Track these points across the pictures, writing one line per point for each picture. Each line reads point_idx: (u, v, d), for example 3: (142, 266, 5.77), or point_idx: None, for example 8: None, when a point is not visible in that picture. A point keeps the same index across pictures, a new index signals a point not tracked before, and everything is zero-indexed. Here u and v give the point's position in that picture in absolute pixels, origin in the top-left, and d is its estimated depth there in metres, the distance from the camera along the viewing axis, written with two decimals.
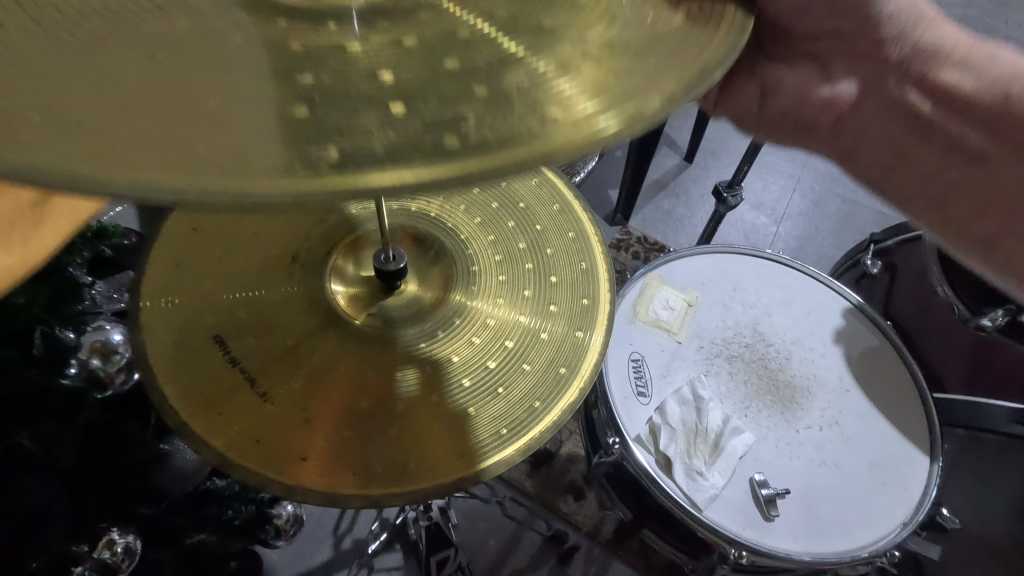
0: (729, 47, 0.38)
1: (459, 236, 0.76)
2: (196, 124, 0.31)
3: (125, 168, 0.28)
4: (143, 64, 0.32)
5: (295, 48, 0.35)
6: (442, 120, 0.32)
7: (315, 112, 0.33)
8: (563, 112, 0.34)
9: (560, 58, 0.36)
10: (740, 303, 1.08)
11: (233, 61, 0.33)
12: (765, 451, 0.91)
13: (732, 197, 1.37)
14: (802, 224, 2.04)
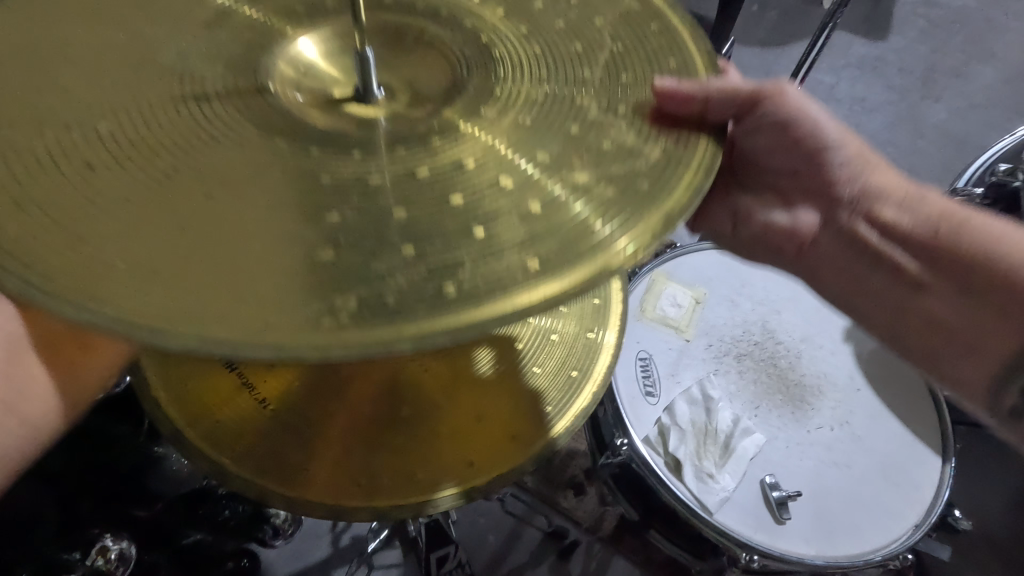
0: (702, 181, 0.44)
1: None
2: (235, 273, 0.35)
3: (170, 316, 0.33)
4: (174, 215, 0.37)
5: (327, 181, 0.40)
6: (449, 262, 0.37)
7: (345, 251, 0.37)
8: (576, 257, 0.39)
9: (559, 190, 0.41)
10: (749, 299, 1.06)
11: (256, 216, 0.38)
12: (776, 451, 0.89)
13: None
14: None
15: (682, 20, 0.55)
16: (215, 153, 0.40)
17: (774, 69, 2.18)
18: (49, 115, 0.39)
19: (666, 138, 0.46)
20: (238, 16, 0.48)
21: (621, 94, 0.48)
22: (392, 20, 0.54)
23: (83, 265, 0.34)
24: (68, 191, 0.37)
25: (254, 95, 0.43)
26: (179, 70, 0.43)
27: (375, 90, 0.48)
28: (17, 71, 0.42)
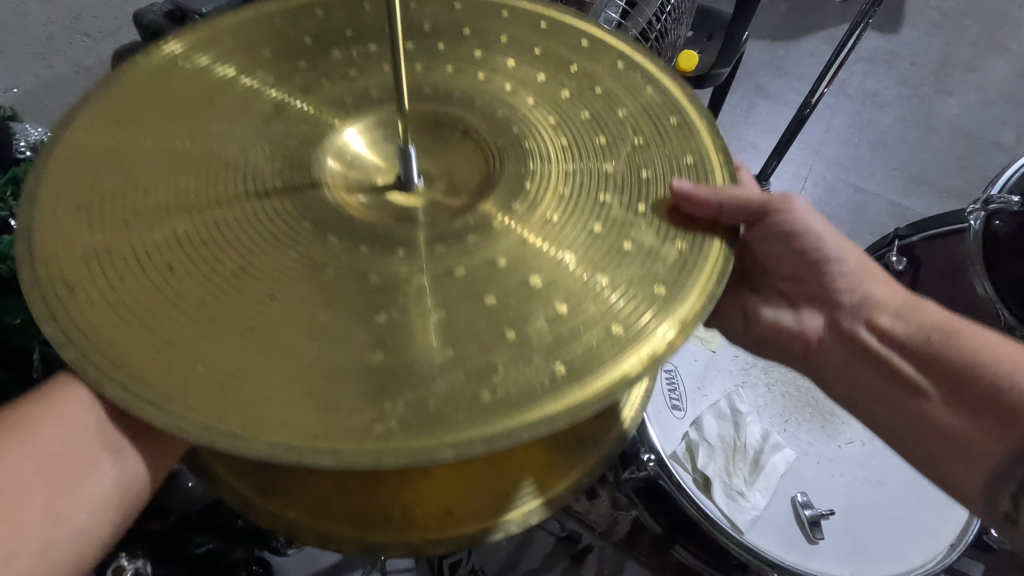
0: (713, 287, 0.43)
1: None
2: (271, 381, 0.36)
3: (208, 431, 0.34)
4: (221, 318, 0.38)
5: (373, 281, 0.40)
6: (485, 365, 0.38)
7: (392, 356, 0.37)
8: (617, 362, 0.39)
9: (586, 289, 0.42)
10: None
11: (296, 316, 0.38)
12: (807, 468, 0.87)
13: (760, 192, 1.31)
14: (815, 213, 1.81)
15: (702, 111, 0.54)
16: (277, 254, 0.40)
17: (785, 64, 2.13)
18: (108, 212, 0.41)
19: (687, 236, 0.46)
20: (291, 110, 0.48)
21: (647, 189, 0.48)
22: (427, 108, 0.52)
23: (166, 368, 0.36)
24: (132, 295, 0.38)
25: (295, 193, 0.43)
26: (227, 163, 0.44)
27: (415, 179, 0.49)
28: (73, 162, 0.43)
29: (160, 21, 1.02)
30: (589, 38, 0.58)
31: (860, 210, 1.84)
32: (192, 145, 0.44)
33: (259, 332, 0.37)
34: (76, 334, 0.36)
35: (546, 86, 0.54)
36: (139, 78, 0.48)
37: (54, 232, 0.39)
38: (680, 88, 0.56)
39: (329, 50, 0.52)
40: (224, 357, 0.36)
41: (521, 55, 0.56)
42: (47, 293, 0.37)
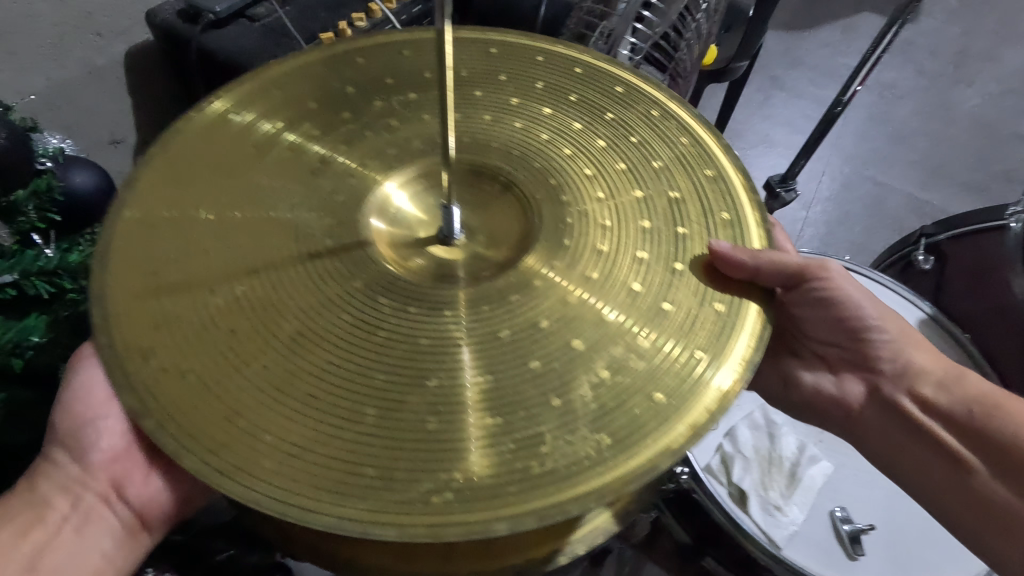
0: (753, 349, 0.47)
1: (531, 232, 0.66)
2: (345, 444, 0.40)
3: (300, 490, 0.39)
4: (297, 380, 0.43)
5: (424, 343, 0.45)
6: (529, 436, 0.42)
7: (446, 422, 0.42)
8: (653, 430, 0.42)
9: (626, 354, 0.46)
10: None
11: (361, 377, 0.43)
12: (844, 481, 0.84)
13: (785, 192, 1.24)
14: (831, 210, 1.73)
15: (733, 162, 0.58)
16: (331, 321, 0.45)
17: (800, 55, 2.07)
18: (196, 276, 0.46)
19: (722, 297, 0.50)
20: (336, 164, 0.53)
21: (681, 248, 0.52)
22: (472, 158, 0.57)
23: (231, 437, 0.40)
24: (217, 361, 0.43)
25: (355, 252, 0.49)
26: (295, 227, 0.49)
27: (455, 233, 0.54)
28: (165, 227, 0.48)
29: (174, 22, 0.99)
30: (623, 84, 0.63)
31: (878, 206, 1.74)
32: (257, 207, 0.50)
33: (318, 399, 0.42)
34: (154, 403, 0.41)
35: (581, 136, 0.58)
36: (213, 134, 0.54)
37: (129, 297, 0.45)
38: (711, 138, 0.59)
39: (371, 99, 0.58)
40: (290, 426, 0.41)
41: (558, 106, 0.60)
42: (127, 364, 0.42)
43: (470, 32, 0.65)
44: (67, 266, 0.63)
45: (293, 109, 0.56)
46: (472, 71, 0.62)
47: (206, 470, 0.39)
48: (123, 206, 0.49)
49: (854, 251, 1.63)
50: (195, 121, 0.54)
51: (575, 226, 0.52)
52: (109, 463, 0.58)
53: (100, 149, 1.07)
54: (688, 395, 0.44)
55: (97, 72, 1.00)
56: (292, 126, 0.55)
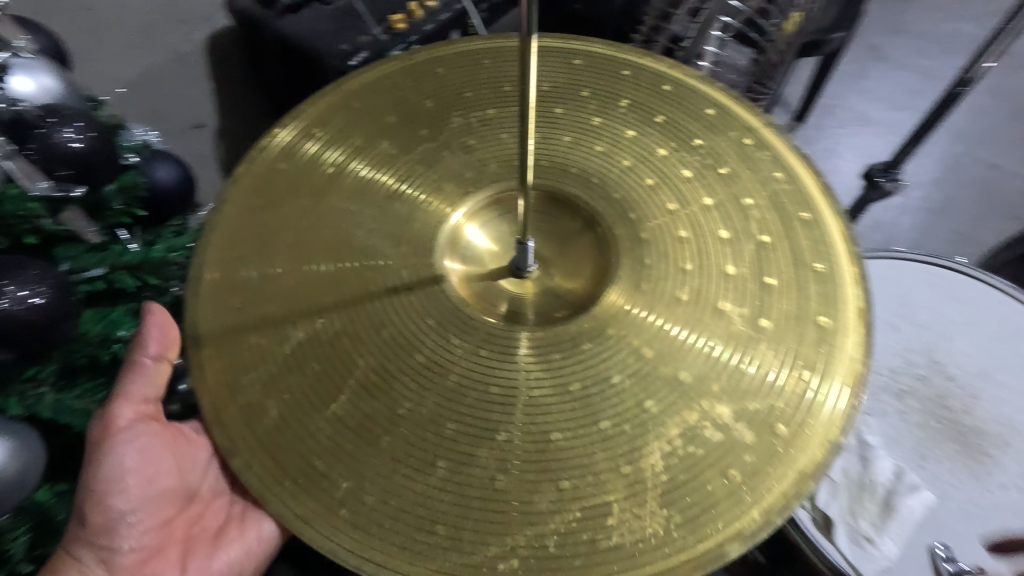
0: (840, 431, 0.41)
1: (611, 194, 0.54)
2: (416, 500, 0.38)
3: (374, 545, 0.37)
4: (369, 424, 0.41)
5: (495, 392, 0.43)
6: (597, 506, 0.38)
7: (516, 482, 0.39)
8: (729, 506, 0.38)
9: (703, 418, 0.41)
10: (910, 324, 0.86)
11: (430, 427, 0.41)
12: (951, 515, 0.71)
13: (888, 182, 1.10)
14: (935, 197, 1.49)
15: (836, 210, 0.51)
16: (405, 363, 0.44)
17: (906, 20, 1.83)
18: (264, 308, 0.46)
19: (811, 364, 0.44)
20: (411, 191, 0.52)
21: (767, 302, 0.47)
22: (548, 185, 0.55)
23: (308, 479, 0.39)
24: (289, 401, 0.42)
25: (429, 288, 0.48)
26: (371, 256, 0.49)
27: (530, 264, 0.52)
28: (237, 252, 0.48)
29: (252, 8, 1.00)
30: (714, 105, 0.59)
31: (991, 193, 1.50)
32: (333, 245, 0.49)
33: (391, 447, 0.40)
34: (240, 440, 0.41)
35: (664, 163, 0.55)
36: (299, 142, 0.54)
37: (217, 326, 0.45)
38: (810, 176, 0.53)
39: (448, 116, 0.57)
40: (360, 473, 0.39)
41: (642, 129, 0.57)
42: (213, 395, 0.42)
43: (556, 42, 0.63)
44: (150, 262, 0.65)
45: (372, 122, 0.56)
46: (555, 83, 0.61)
47: (284, 514, 0.38)
48: (203, 232, 0.49)
49: (957, 243, 1.43)
50: (276, 139, 0.54)
51: (651, 270, 0.49)
52: (153, 542, 0.51)
53: (184, 133, 1.09)
54: (767, 468, 0.40)
55: (181, 59, 1.05)
56: (371, 143, 0.55)
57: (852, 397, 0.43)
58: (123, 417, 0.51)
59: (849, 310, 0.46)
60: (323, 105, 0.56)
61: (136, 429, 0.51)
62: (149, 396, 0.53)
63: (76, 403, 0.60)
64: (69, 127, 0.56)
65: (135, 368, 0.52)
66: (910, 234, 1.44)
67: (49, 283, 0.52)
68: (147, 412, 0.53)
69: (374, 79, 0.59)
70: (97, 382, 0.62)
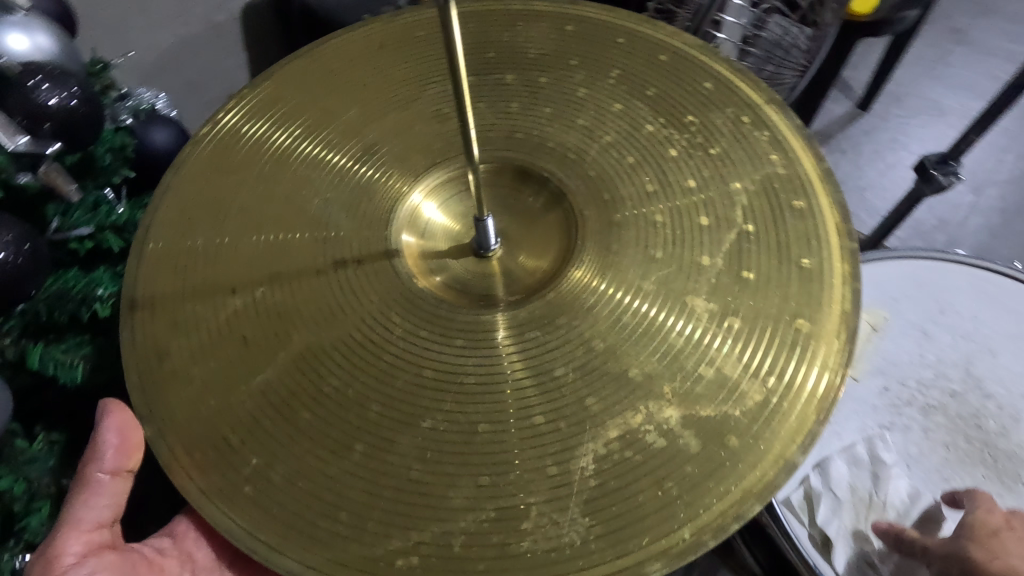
0: (798, 449, 0.37)
1: (586, 173, 0.49)
2: (324, 485, 0.37)
3: (275, 527, 0.36)
4: (291, 400, 0.40)
5: (428, 376, 0.40)
6: (514, 507, 0.36)
7: (433, 474, 0.37)
8: (661, 521, 0.35)
9: (646, 422, 0.37)
10: (946, 333, 0.75)
11: (352, 409, 0.39)
12: None
13: (944, 176, 0.97)
14: (1015, 194, 1.30)
15: (834, 201, 0.45)
16: (340, 339, 0.42)
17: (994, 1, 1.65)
18: (206, 274, 0.45)
19: (779, 367, 0.39)
20: (373, 162, 0.50)
21: (741, 298, 0.42)
22: (519, 160, 0.51)
23: (220, 453, 0.38)
24: (216, 372, 0.41)
25: (377, 263, 0.45)
26: (323, 226, 0.47)
27: (492, 243, 0.49)
28: (189, 215, 0.47)
29: None
30: (713, 79, 0.52)
31: None
32: (284, 214, 0.47)
33: (310, 426, 0.39)
34: (159, 410, 0.40)
35: (650, 140, 0.50)
36: (267, 107, 0.52)
37: (156, 293, 0.44)
38: (810, 161, 0.47)
39: (424, 85, 0.54)
40: (273, 453, 0.38)
41: (630, 102, 0.52)
42: (141, 362, 0.42)
43: (548, 7, 0.58)
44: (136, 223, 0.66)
45: (344, 89, 0.54)
46: (542, 51, 0.56)
47: (190, 489, 0.37)
48: (158, 196, 0.48)
49: None
50: (242, 102, 0.53)
51: (618, 258, 0.45)
52: None
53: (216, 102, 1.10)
54: (710, 481, 0.36)
55: (216, 27, 1.03)
56: (338, 109, 0.53)
57: (817, 411, 0.38)
58: (72, 551, 0.43)
59: (831, 312, 0.41)
60: (296, 71, 0.55)
61: (87, 565, 0.42)
62: (103, 520, 0.44)
63: (61, 356, 0.62)
64: (48, 86, 0.56)
65: (86, 488, 0.44)
66: (978, 236, 1.26)
67: (16, 233, 0.53)
68: (101, 539, 0.44)
69: (353, 43, 0.57)
70: (81, 338, 0.65)
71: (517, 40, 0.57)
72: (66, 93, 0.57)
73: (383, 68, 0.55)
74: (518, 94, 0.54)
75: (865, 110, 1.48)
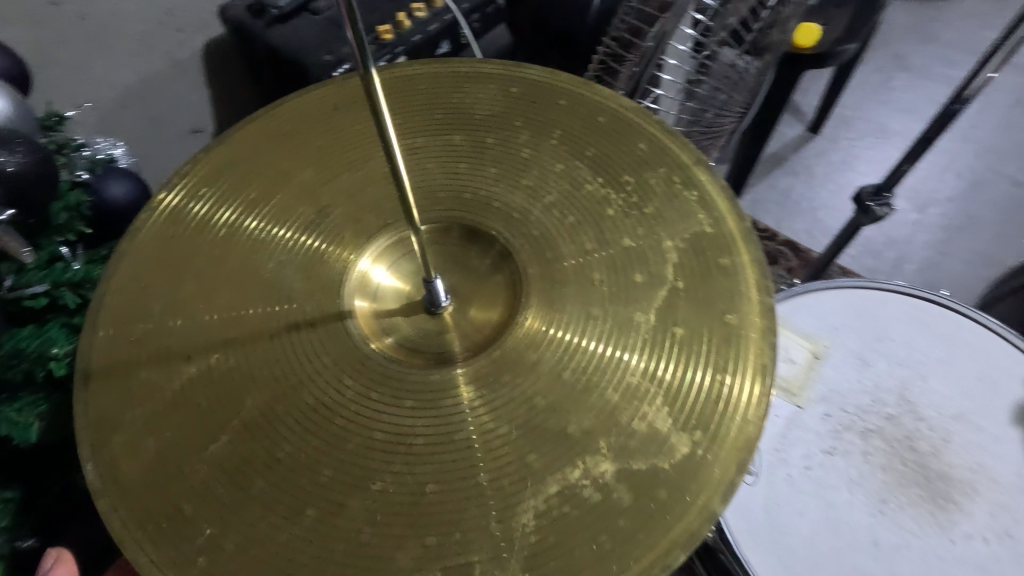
0: (722, 498, 0.40)
1: (531, 232, 0.52)
2: (274, 553, 0.38)
3: None
4: (243, 468, 0.41)
5: (378, 438, 0.42)
6: (460, 566, 0.38)
7: (381, 536, 0.38)
8: (594, 572, 0.37)
9: (581, 477, 0.40)
10: (883, 360, 0.80)
11: (303, 475, 0.41)
12: (905, 564, 0.66)
13: (879, 207, 1.03)
14: (953, 215, 1.38)
15: (757, 258, 0.49)
16: (293, 403, 0.44)
17: (934, 30, 1.75)
18: (160, 342, 0.46)
19: (706, 421, 0.42)
20: (326, 225, 0.52)
21: (671, 353, 0.45)
22: (467, 220, 0.54)
23: (171, 523, 0.39)
24: (169, 441, 0.42)
25: (330, 326, 0.47)
26: (275, 289, 0.48)
27: (441, 300, 0.51)
28: (145, 282, 0.49)
29: (242, 16, 1.00)
30: (648, 139, 0.56)
31: (1017, 211, 1.38)
32: (238, 279, 0.49)
33: (263, 492, 0.40)
34: (110, 479, 0.41)
35: (589, 200, 0.53)
36: (222, 171, 0.54)
37: (110, 361, 0.45)
38: (733, 220, 0.51)
39: (377, 146, 0.57)
40: (223, 522, 0.39)
41: (572, 162, 0.55)
42: (93, 432, 0.42)
43: (496, 68, 0.62)
44: (93, 280, 0.66)
45: (298, 153, 0.56)
46: (490, 111, 0.59)
47: (141, 560, 0.38)
48: (113, 263, 0.50)
49: (976, 264, 1.32)
50: (195, 167, 0.54)
51: (558, 315, 0.47)
52: None
53: (181, 140, 1.10)
54: (640, 534, 0.38)
55: (179, 65, 1.04)
56: (292, 172, 0.55)
57: (738, 462, 0.41)
58: None
59: (752, 365, 0.44)
60: (250, 135, 0.57)
61: None
62: None
63: (15, 417, 0.62)
64: (0, 153, 0.56)
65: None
66: (923, 252, 1.34)
67: None
68: None
69: (309, 104, 0.59)
70: (36, 397, 0.64)
71: (467, 100, 0.60)
72: (12, 156, 0.57)
73: (338, 129, 0.58)
74: (467, 155, 0.57)
75: (816, 133, 1.57)
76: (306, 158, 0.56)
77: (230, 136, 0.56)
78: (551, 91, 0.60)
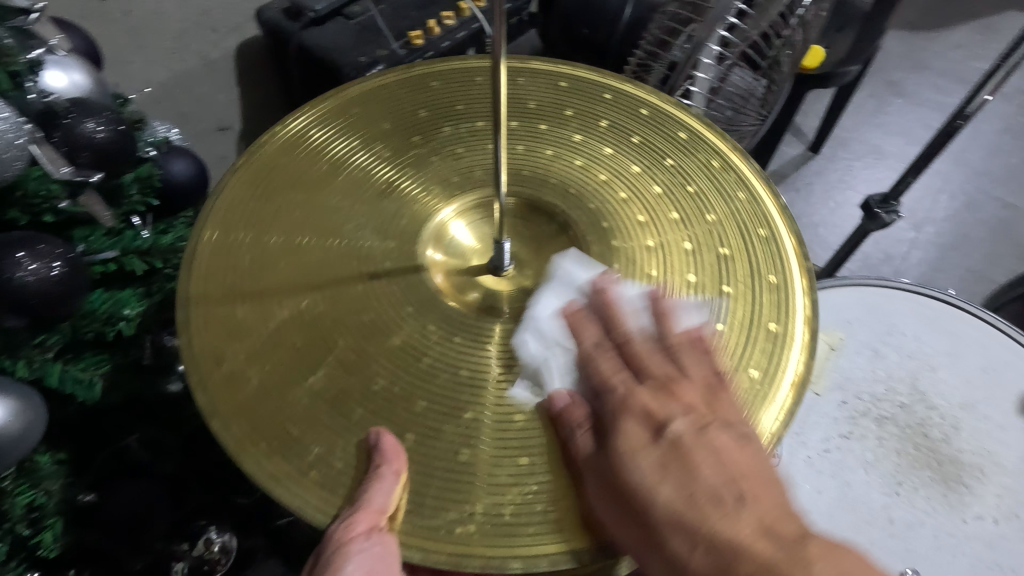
0: (781, 425, 0.46)
1: (589, 204, 0.57)
2: None
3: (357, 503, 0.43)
4: (344, 396, 0.45)
5: (463, 374, 0.47)
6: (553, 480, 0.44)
7: (475, 457, 0.43)
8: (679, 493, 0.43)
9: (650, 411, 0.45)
10: (894, 352, 0.80)
11: (396, 406, 0.45)
12: (920, 542, 0.67)
13: (887, 214, 1.04)
14: (947, 232, 1.45)
15: (792, 231, 0.55)
16: (381, 343, 0.47)
17: (926, 58, 1.83)
18: (253, 287, 0.50)
19: (757, 364, 0.48)
20: (403, 189, 0.56)
21: (725, 307, 0.50)
22: (526, 193, 0.58)
23: (283, 441, 0.44)
24: (274, 372, 0.46)
25: (408, 277, 0.51)
26: (354, 247, 0.52)
27: (506, 264, 0.56)
28: (231, 234, 0.52)
29: (278, 18, 1.03)
30: (687, 130, 0.60)
31: (1006, 230, 1.44)
32: (321, 232, 0.53)
33: (362, 418, 0.45)
34: (222, 405, 0.45)
35: (638, 179, 0.57)
36: (297, 143, 0.58)
37: (209, 298, 0.49)
38: (772, 199, 0.56)
39: (440, 126, 0.60)
40: (329, 442, 0.44)
41: (619, 147, 0.59)
42: (200, 364, 0.46)
43: (542, 65, 0.65)
44: (158, 248, 0.70)
45: (368, 127, 0.59)
46: (540, 102, 0.62)
47: (258, 472, 0.43)
48: (201, 215, 0.53)
49: (970, 280, 1.38)
50: (275, 137, 0.58)
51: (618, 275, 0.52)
52: None
53: (209, 135, 1.11)
54: None
55: (211, 64, 1.05)
56: (364, 146, 0.58)
57: (794, 396, 0.47)
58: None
59: (801, 320, 0.50)
60: (321, 108, 0.60)
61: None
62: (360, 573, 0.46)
63: (80, 374, 0.64)
64: (89, 119, 0.60)
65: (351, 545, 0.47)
66: (919, 268, 1.40)
67: (64, 260, 0.56)
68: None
69: (372, 87, 0.63)
70: (99, 357, 0.67)
71: (519, 85, 0.64)
72: (96, 125, 0.60)
73: (408, 111, 0.61)
74: (520, 135, 0.61)
75: (815, 152, 1.63)
76: (373, 129, 0.59)
77: (298, 109, 0.59)
78: (598, 78, 0.64)
